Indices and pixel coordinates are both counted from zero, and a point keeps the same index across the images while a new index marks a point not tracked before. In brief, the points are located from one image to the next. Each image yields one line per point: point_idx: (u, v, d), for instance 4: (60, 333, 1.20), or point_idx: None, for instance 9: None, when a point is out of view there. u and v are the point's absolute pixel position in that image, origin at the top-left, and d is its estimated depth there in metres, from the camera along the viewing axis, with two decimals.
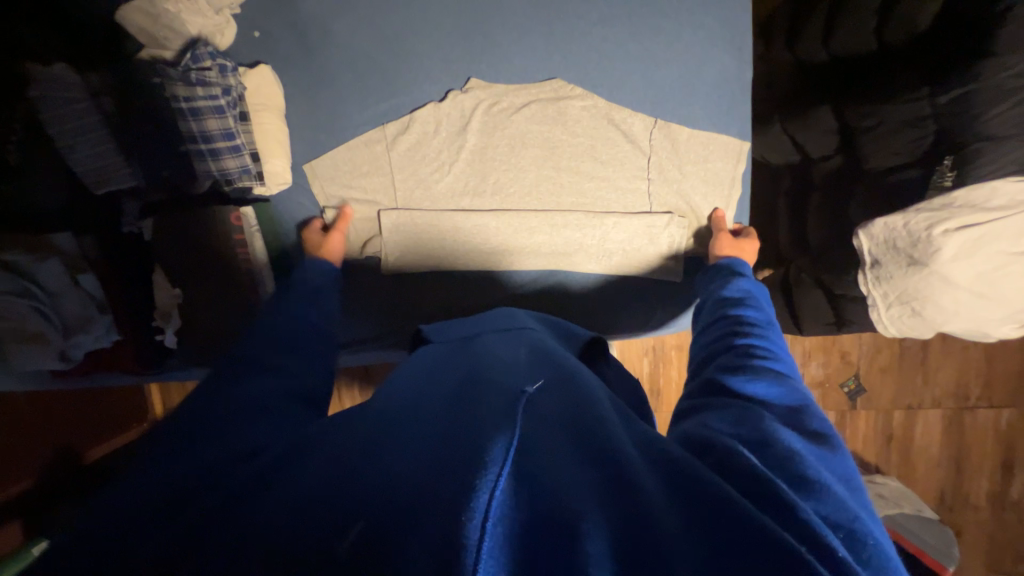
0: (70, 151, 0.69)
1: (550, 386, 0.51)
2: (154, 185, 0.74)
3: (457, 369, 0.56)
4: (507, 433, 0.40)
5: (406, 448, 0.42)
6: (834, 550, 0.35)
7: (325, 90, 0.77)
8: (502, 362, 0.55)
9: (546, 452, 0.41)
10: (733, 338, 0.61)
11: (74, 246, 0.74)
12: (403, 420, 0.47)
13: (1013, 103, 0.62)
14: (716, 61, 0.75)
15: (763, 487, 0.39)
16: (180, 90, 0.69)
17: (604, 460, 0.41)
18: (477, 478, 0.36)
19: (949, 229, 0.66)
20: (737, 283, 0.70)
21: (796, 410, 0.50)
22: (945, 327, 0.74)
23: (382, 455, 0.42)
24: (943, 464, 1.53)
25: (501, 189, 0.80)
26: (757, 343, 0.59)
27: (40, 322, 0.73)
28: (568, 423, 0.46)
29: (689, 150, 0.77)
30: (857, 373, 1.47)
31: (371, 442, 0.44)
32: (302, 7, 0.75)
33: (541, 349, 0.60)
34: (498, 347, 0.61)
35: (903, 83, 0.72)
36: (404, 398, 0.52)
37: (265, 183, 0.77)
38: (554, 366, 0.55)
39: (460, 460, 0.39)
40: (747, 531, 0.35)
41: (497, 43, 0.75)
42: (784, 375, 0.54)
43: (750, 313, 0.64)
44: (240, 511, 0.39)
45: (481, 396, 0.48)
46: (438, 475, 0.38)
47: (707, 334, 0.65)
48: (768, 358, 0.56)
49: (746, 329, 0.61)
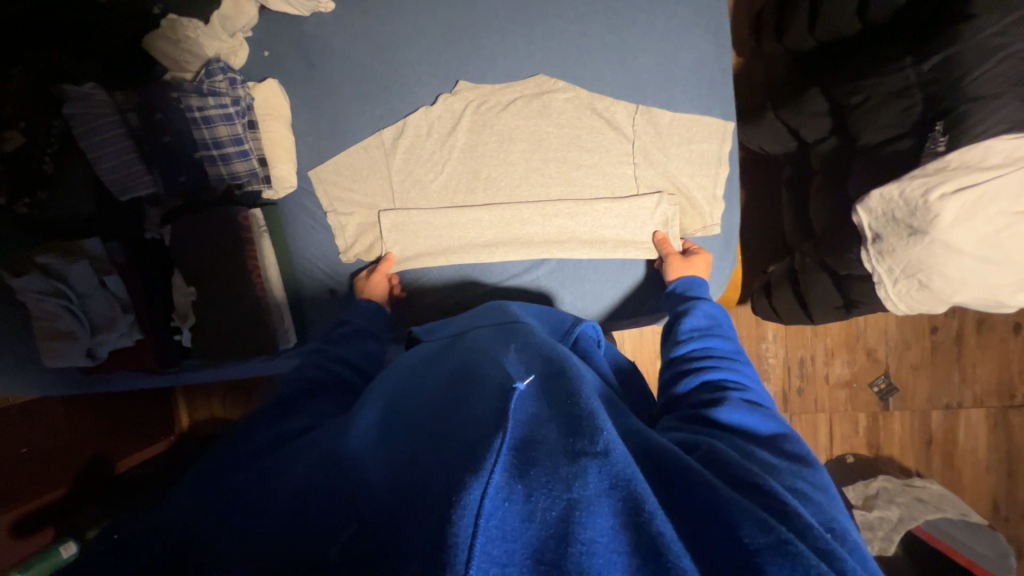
0: (95, 163, 0.75)
1: (545, 375, 0.49)
2: (175, 192, 0.82)
3: (437, 376, 0.55)
4: (499, 428, 0.40)
5: (401, 452, 0.44)
6: (827, 544, 0.34)
7: (327, 98, 0.83)
8: (491, 356, 0.55)
9: (539, 443, 0.40)
10: (702, 366, 0.59)
11: (102, 251, 0.79)
12: (400, 424, 0.48)
13: (997, 61, 0.62)
14: (691, 48, 0.78)
15: (752, 481, 0.40)
16: (194, 100, 0.77)
17: (590, 441, 0.39)
18: (470, 477, 0.35)
19: (946, 192, 0.64)
20: (706, 306, 0.68)
21: (770, 440, 0.49)
22: (957, 299, 0.70)
23: (376, 463, 0.43)
24: (993, 469, 1.41)
25: (493, 182, 0.83)
26: (731, 372, 0.58)
27: (71, 321, 0.78)
28: (561, 411, 0.44)
29: (672, 134, 0.79)
30: (887, 371, 1.39)
31: (366, 454, 0.45)
32: (306, 26, 0.82)
33: (531, 337, 0.59)
34: (491, 344, 0.59)
35: (887, 57, 0.73)
36: (403, 401, 0.53)
37: (272, 186, 0.83)
38: (551, 355, 0.53)
39: (454, 460, 0.39)
40: (726, 518, 0.36)
41: (483, 46, 0.80)
42: (758, 404, 0.53)
43: (718, 339, 0.63)
44: (252, 503, 0.41)
45: (469, 399, 0.47)
46: (430, 480, 0.39)
47: (675, 360, 0.63)
48: (737, 388, 0.55)
49: (719, 358, 0.60)
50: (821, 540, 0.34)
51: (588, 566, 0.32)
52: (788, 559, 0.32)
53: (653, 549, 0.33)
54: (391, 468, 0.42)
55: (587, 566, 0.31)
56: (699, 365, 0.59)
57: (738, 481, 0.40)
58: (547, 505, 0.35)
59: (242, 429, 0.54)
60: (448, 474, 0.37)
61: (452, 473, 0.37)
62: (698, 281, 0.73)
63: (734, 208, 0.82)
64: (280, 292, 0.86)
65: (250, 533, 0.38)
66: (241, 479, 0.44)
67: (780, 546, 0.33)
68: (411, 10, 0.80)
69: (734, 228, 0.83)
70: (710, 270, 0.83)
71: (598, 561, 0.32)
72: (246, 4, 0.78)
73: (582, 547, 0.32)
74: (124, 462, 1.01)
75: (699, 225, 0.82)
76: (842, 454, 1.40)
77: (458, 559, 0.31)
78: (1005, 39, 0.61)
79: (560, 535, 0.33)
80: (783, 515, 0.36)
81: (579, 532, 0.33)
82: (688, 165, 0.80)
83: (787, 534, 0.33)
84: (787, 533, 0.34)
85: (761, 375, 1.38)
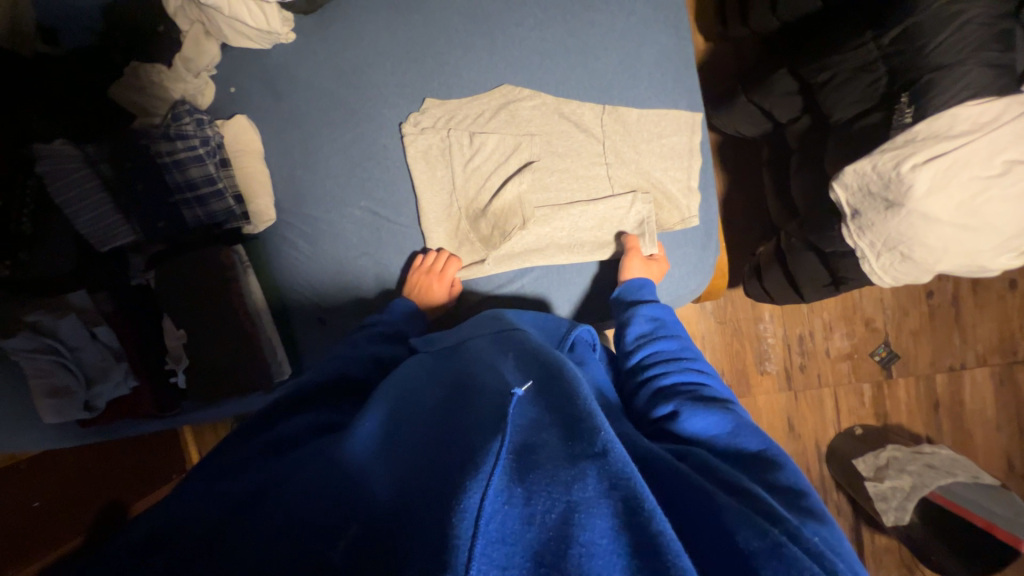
0: (73, 219, 0.76)
1: (540, 379, 0.49)
2: (154, 237, 0.81)
3: (434, 387, 0.56)
4: (499, 434, 0.41)
5: (398, 467, 0.43)
6: (809, 541, 0.36)
7: (297, 130, 0.84)
8: (489, 365, 0.55)
9: (539, 446, 0.41)
10: (652, 376, 0.60)
11: (89, 303, 0.79)
12: (402, 439, 0.48)
13: (955, 28, 0.62)
14: (653, 43, 0.79)
15: (742, 487, 0.41)
16: (164, 146, 0.78)
17: (588, 445, 0.40)
18: (467, 482, 0.36)
19: (917, 163, 0.64)
20: (645, 309, 0.68)
21: (735, 444, 0.49)
22: (941, 268, 0.70)
23: (372, 473, 0.43)
24: (1002, 427, 1.40)
25: (471, 196, 0.82)
26: (685, 375, 0.59)
27: (66, 376, 0.78)
28: (559, 414, 0.44)
29: (641, 129, 0.79)
30: (887, 339, 1.38)
31: (365, 460, 0.45)
32: (269, 60, 0.82)
33: (524, 344, 0.58)
34: (483, 355, 0.59)
35: (847, 32, 0.73)
36: (404, 415, 0.52)
37: (252, 222, 0.84)
38: (544, 358, 0.53)
39: (456, 466, 0.39)
40: (717, 522, 0.36)
41: (446, 62, 0.80)
42: (718, 402, 0.54)
43: (667, 342, 0.64)
44: (249, 517, 0.41)
45: (466, 409, 0.48)
46: (433, 488, 0.39)
47: (629, 374, 0.63)
48: (694, 390, 0.56)
49: (671, 360, 0.61)
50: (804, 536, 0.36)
51: (588, 567, 0.32)
52: (780, 560, 0.32)
53: (652, 549, 0.33)
54: (393, 474, 0.42)
55: (587, 568, 0.32)
56: (649, 375, 0.60)
57: (730, 482, 0.42)
58: (546, 507, 0.35)
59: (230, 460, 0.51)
60: (447, 483, 0.38)
61: (454, 479, 0.38)
62: (644, 282, 0.74)
63: (711, 197, 0.83)
64: (269, 323, 0.86)
65: (251, 539, 0.38)
66: (232, 497, 0.43)
67: (775, 548, 0.33)
68: (371, 34, 0.81)
69: (713, 216, 0.83)
70: (695, 261, 0.83)
71: (598, 563, 0.32)
72: (208, 44, 0.79)
73: (581, 549, 0.33)
74: (141, 502, 1.01)
75: (677, 217, 0.81)
76: (851, 427, 1.39)
77: (458, 560, 0.31)
78: (956, 6, 0.62)
79: (560, 538, 0.33)
80: (772, 517, 0.37)
81: (578, 534, 0.34)
82: (662, 160, 0.80)
83: (776, 535, 0.34)
84: (781, 536, 0.34)
85: (762, 356, 1.37)
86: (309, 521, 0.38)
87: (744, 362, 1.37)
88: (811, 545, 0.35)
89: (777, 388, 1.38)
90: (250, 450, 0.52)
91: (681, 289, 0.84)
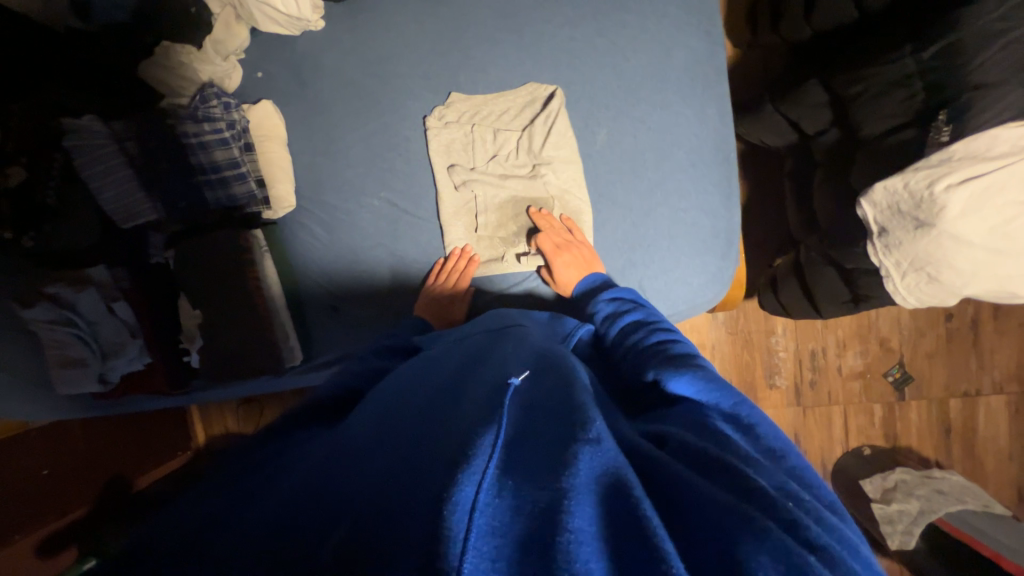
0: (97, 193, 0.77)
1: (539, 376, 0.50)
2: (175, 216, 0.82)
3: (434, 376, 0.56)
4: (495, 423, 0.40)
5: (396, 455, 0.43)
6: (797, 519, 0.33)
7: (321, 117, 0.84)
8: (492, 359, 0.55)
9: (535, 441, 0.41)
10: (628, 350, 0.60)
11: (108, 277, 0.80)
12: (397, 424, 0.48)
13: (1000, 47, 0.60)
14: (684, 47, 0.78)
15: (718, 463, 0.39)
16: (190, 127, 0.78)
17: (577, 433, 0.40)
18: (461, 472, 0.36)
19: (952, 183, 0.62)
20: (609, 292, 0.70)
21: (712, 395, 0.49)
22: (969, 291, 0.68)
23: (370, 463, 0.43)
24: (1015, 456, 1.38)
25: (491, 192, 0.82)
26: (658, 338, 0.59)
27: (81, 348, 0.80)
28: (554, 407, 0.44)
29: (666, 133, 0.78)
30: (901, 360, 1.36)
31: (367, 449, 0.45)
32: (298, 46, 0.83)
33: (527, 343, 0.58)
34: (485, 348, 0.60)
35: (885, 45, 0.71)
36: (404, 399, 0.52)
37: (272, 207, 0.84)
38: (547, 358, 0.53)
39: (452, 453, 0.39)
40: (698, 508, 0.34)
41: (474, 57, 0.80)
42: (692, 358, 0.54)
43: (638, 313, 0.65)
44: (255, 507, 0.41)
45: (462, 399, 0.48)
46: (425, 474, 0.38)
47: (608, 354, 0.63)
48: (668, 349, 0.56)
49: (645, 329, 0.61)
50: (784, 507, 0.34)
51: (576, 556, 0.30)
52: (759, 535, 0.31)
53: (639, 532, 0.32)
54: (387, 462, 0.42)
55: (575, 557, 0.30)
56: (626, 349, 0.61)
57: (704, 458, 0.40)
58: (535, 497, 0.35)
59: (242, 450, 0.52)
60: (441, 469, 0.37)
61: (447, 467, 0.37)
62: (595, 278, 0.74)
63: (733, 208, 0.81)
64: (283, 309, 0.86)
65: (249, 527, 0.38)
66: (244, 489, 0.44)
67: (751, 523, 0.32)
68: (400, 24, 0.81)
69: (734, 227, 0.81)
70: (713, 271, 0.81)
71: (586, 550, 0.31)
72: (238, 27, 0.80)
73: (571, 536, 0.31)
74: (144, 478, 1.03)
75: (698, 224, 0.80)
76: (859, 446, 1.37)
77: (451, 553, 0.30)
78: (1005, 25, 0.59)
79: (547, 523, 0.32)
80: (752, 494, 0.35)
81: (568, 520, 0.32)
82: (686, 166, 0.79)
83: (749, 511, 0.33)
84: (758, 513, 0.33)
85: (772, 369, 1.36)
86: (304, 518, 0.38)
87: (753, 374, 1.36)
88: (795, 524, 0.33)
89: (785, 403, 1.36)
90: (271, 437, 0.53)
91: (697, 297, 0.82)
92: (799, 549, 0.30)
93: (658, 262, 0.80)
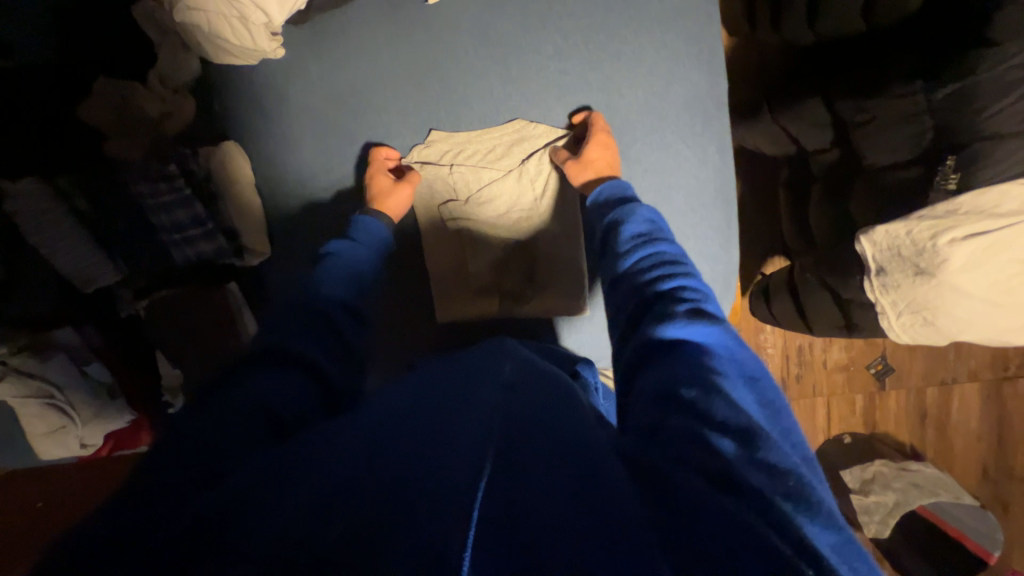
0: (51, 258, 0.71)
1: (539, 386, 0.45)
2: (141, 275, 0.76)
3: (419, 379, 0.50)
4: (497, 437, 0.36)
5: (376, 439, 0.38)
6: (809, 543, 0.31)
7: (286, 159, 0.75)
8: (484, 364, 0.49)
9: (537, 451, 0.36)
10: (649, 283, 0.55)
11: (78, 339, 0.76)
12: (365, 416, 0.42)
13: (1017, 96, 0.57)
14: (683, 78, 0.71)
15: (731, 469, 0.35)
16: (145, 186, 0.72)
17: (589, 445, 0.37)
18: (462, 497, 0.31)
19: (956, 237, 0.61)
20: (643, 210, 0.64)
21: (735, 358, 0.45)
22: (963, 336, 0.68)
23: (335, 453, 0.37)
24: (983, 438, 1.45)
25: (476, 233, 0.76)
26: (687, 284, 0.53)
27: (61, 415, 0.77)
28: (561, 416, 0.40)
29: (663, 172, 0.73)
30: (884, 352, 1.40)
31: (323, 446, 0.38)
32: (257, 80, 0.74)
33: (523, 354, 0.52)
34: (473, 355, 0.53)
35: (894, 75, 0.66)
36: (387, 396, 0.46)
37: (244, 258, 0.77)
38: (542, 373, 0.48)
39: (443, 464, 0.35)
40: (712, 529, 0.30)
41: (455, 90, 0.73)
42: (718, 319, 0.49)
43: (666, 245, 0.59)
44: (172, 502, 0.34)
45: (456, 401, 0.42)
46: (398, 488, 0.33)
47: (621, 279, 0.58)
48: (695, 298, 0.51)
49: (673, 266, 0.56)
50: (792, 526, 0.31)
51: None
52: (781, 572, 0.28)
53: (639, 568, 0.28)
54: (356, 440, 0.38)
55: None
56: (647, 281, 0.55)
57: (713, 429, 0.37)
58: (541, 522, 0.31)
59: None
60: (432, 473, 0.34)
61: (438, 472, 0.34)
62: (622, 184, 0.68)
63: (731, 249, 0.75)
64: None
65: (166, 525, 0.32)
66: None
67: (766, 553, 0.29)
68: (371, 54, 0.73)
69: (733, 270, 0.76)
70: None
71: None
72: (188, 59, 0.71)
73: None
74: None
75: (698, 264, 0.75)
76: (840, 435, 1.41)
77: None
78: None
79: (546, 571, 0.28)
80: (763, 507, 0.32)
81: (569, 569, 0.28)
82: (684, 208, 0.74)
83: (769, 541, 0.29)
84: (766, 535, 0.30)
85: None
86: (252, 496, 0.33)
87: None
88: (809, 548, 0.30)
89: None
90: (205, 393, 0.45)
91: None
92: (793, 559, 0.29)
93: None
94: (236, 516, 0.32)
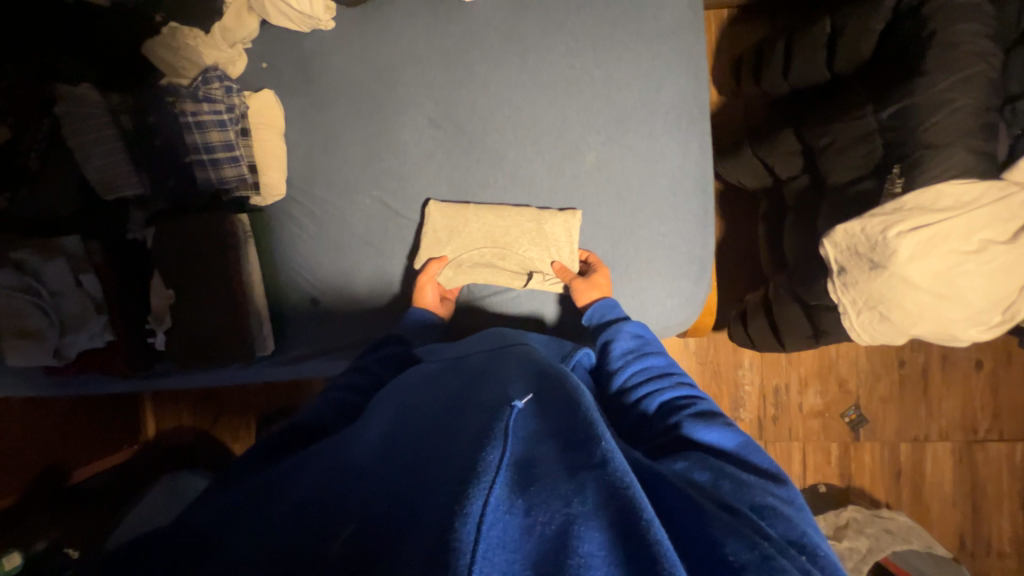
0: (84, 160, 0.76)
1: (541, 393, 0.48)
2: (161, 195, 0.83)
3: (440, 391, 0.56)
4: (498, 442, 0.40)
5: (407, 462, 0.43)
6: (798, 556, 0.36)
7: (322, 114, 0.86)
8: (492, 378, 0.53)
9: (539, 460, 0.40)
10: (636, 390, 0.64)
11: (79, 247, 0.78)
12: (389, 443, 0.48)
13: (946, 113, 0.67)
14: (672, 85, 0.83)
15: (732, 508, 0.42)
16: (189, 106, 0.79)
17: (597, 457, 0.39)
18: (471, 486, 0.35)
19: (902, 231, 0.68)
20: (627, 326, 0.73)
21: (712, 424, 0.55)
22: (916, 331, 0.74)
23: (370, 480, 0.43)
24: (958, 503, 1.43)
25: (479, 197, 0.85)
26: (663, 379, 0.64)
27: (41, 318, 0.76)
28: (560, 424, 0.44)
29: (648, 161, 0.83)
30: (858, 402, 1.42)
31: (357, 469, 0.45)
32: (306, 43, 0.85)
33: (532, 361, 0.56)
34: (483, 368, 0.57)
35: (851, 104, 0.78)
36: (409, 416, 0.52)
37: (261, 193, 0.85)
38: (546, 373, 0.52)
39: (454, 476, 0.38)
40: (705, 531, 0.37)
41: (475, 72, 0.84)
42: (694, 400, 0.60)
43: (639, 342, 0.70)
44: (251, 515, 0.41)
45: (466, 414, 0.47)
46: (436, 488, 0.38)
47: (610, 387, 0.67)
48: (674, 395, 0.61)
49: (648, 364, 0.67)
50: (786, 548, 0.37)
51: None
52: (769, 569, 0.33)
53: (644, 553, 0.32)
54: (396, 475, 0.42)
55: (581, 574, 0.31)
56: (635, 389, 0.64)
57: (724, 504, 0.42)
58: (545, 519, 0.35)
59: None
60: (453, 475, 0.38)
61: (450, 485, 0.37)
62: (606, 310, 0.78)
63: (708, 233, 0.85)
64: (260, 298, 0.84)
65: (244, 537, 0.38)
66: None
67: (762, 560, 0.34)
68: (408, 35, 0.84)
69: (709, 254, 0.85)
70: (689, 294, 0.85)
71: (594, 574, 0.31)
72: (248, 19, 0.81)
73: (580, 561, 0.32)
74: (82, 470, 1.01)
75: (679, 243, 0.84)
76: (816, 484, 1.42)
77: (462, 561, 0.30)
78: (951, 94, 0.66)
79: (557, 549, 0.33)
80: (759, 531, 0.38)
81: (576, 545, 0.33)
82: (666, 194, 0.83)
83: (767, 548, 0.35)
84: (769, 548, 0.35)
85: (737, 402, 1.41)
86: (325, 502, 0.41)
87: (718, 405, 1.41)
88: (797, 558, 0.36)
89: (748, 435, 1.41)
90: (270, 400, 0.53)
91: (670, 318, 0.85)
92: (778, 557, 0.34)
93: (633, 281, 0.84)
94: (291, 533, 0.38)
